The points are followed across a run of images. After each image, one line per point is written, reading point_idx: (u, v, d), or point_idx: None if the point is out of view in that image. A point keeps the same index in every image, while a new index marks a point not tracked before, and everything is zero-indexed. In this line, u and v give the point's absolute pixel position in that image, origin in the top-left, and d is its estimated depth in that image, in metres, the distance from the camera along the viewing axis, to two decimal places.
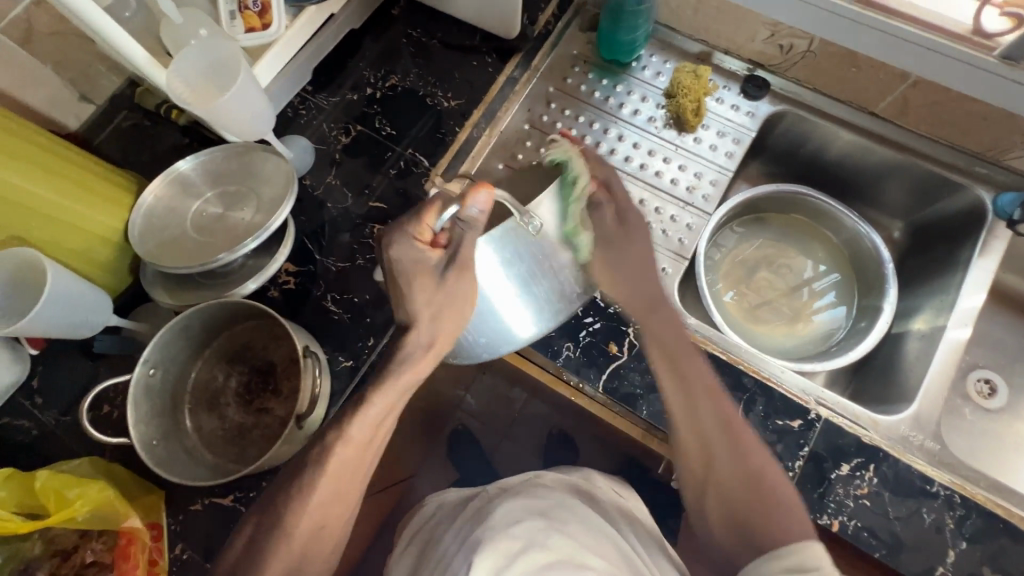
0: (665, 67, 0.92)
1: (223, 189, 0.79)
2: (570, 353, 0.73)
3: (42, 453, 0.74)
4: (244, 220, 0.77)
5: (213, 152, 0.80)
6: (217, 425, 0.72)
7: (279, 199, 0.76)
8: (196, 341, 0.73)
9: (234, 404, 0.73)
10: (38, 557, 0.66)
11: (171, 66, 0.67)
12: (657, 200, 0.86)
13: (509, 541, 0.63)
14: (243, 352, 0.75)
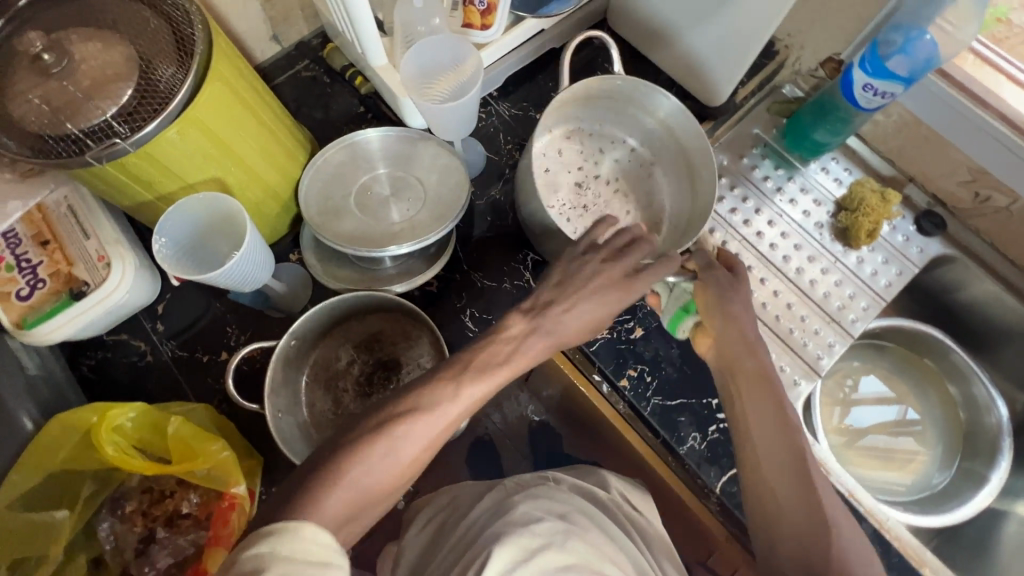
0: (845, 175, 0.89)
1: (394, 174, 0.78)
2: (694, 444, 0.72)
3: (151, 380, 0.73)
4: (407, 214, 0.75)
5: (392, 134, 0.77)
6: (330, 407, 0.70)
7: (450, 207, 0.74)
8: (333, 319, 0.71)
9: (351, 393, 0.71)
10: (131, 488, 0.64)
11: (405, 59, 0.67)
12: (804, 308, 0.84)
13: (529, 536, 0.59)
14: (371, 341, 0.73)
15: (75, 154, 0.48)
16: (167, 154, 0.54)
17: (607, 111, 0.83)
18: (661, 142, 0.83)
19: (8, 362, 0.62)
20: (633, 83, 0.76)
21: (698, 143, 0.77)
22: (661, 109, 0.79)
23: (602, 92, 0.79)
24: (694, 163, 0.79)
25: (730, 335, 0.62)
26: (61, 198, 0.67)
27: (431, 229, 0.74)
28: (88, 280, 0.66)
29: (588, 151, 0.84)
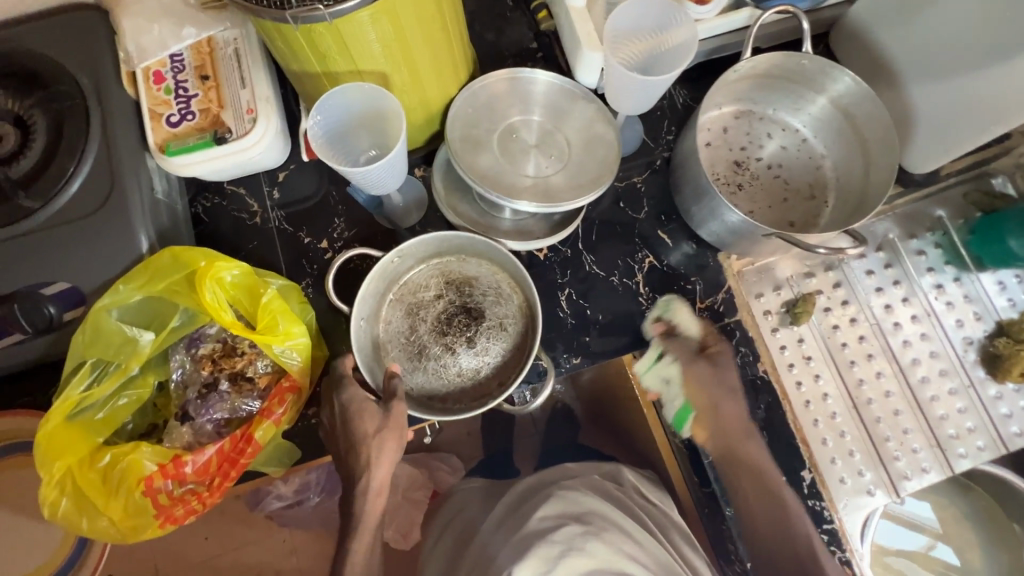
0: (1022, 300, 0.78)
1: (547, 124, 0.73)
2: (743, 511, 0.67)
3: (252, 241, 0.75)
4: (546, 170, 0.71)
5: (561, 81, 0.72)
6: (404, 331, 0.70)
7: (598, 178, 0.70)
8: (435, 247, 0.70)
9: (429, 326, 0.70)
10: (210, 335, 0.67)
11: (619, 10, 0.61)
12: (911, 421, 0.76)
13: (549, 546, 0.63)
14: (464, 283, 0.71)
15: (276, 7, 0.47)
16: (354, 36, 0.51)
17: (787, 97, 0.74)
18: (841, 140, 0.73)
19: (144, 180, 0.64)
20: (821, 65, 0.67)
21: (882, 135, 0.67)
22: (835, 89, 0.69)
23: (788, 70, 0.69)
24: (873, 173, 0.69)
25: (729, 444, 0.67)
26: (232, 40, 0.67)
27: (565, 195, 0.70)
28: (232, 129, 0.66)
29: (753, 136, 0.75)
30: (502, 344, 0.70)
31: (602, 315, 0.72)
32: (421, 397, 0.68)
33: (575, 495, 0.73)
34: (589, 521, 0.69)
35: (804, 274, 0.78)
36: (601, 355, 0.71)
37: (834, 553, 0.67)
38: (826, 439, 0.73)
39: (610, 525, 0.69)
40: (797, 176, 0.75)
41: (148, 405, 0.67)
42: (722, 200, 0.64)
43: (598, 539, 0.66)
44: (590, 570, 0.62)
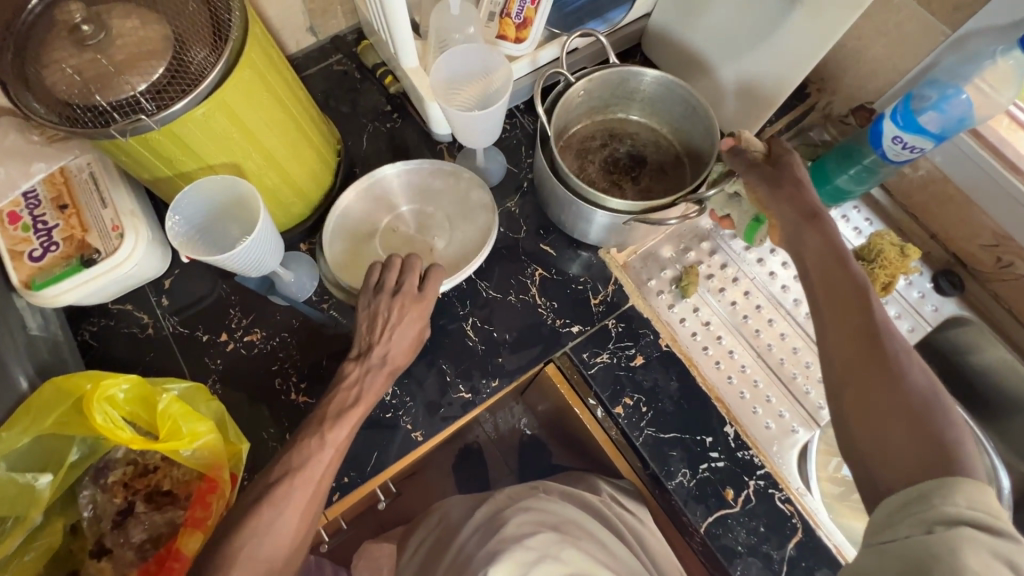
0: (866, 226, 0.88)
1: (420, 209, 0.79)
2: (684, 480, 0.70)
3: (148, 353, 0.73)
4: (434, 248, 0.77)
5: (422, 165, 0.78)
6: (608, 172, 0.81)
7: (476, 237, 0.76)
8: (604, 100, 0.79)
9: (597, 163, 0.80)
10: (116, 460, 0.64)
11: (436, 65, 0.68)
12: (809, 353, 0.82)
13: (524, 552, 0.68)
14: (622, 129, 0.82)
15: (101, 125, 0.49)
16: (191, 135, 0.54)
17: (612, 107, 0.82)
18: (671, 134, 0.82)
19: (13, 320, 0.63)
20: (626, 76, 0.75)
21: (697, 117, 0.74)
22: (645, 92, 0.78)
23: (596, 108, 0.80)
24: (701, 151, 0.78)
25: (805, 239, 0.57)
26: (84, 165, 0.68)
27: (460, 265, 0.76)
28: (100, 249, 0.66)
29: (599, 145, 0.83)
30: (658, 152, 0.81)
31: (509, 333, 0.75)
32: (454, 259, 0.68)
33: (545, 507, 0.76)
34: (566, 529, 0.72)
35: (682, 251, 0.86)
36: (517, 370, 0.74)
37: (774, 495, 0.71)
38: (743, 392, 0.79)
39: (584, 533, 0.72)
40: (652, 186, 0.80)
41: (63, 552, 0.63)
42: (584, 207, 0.70)
43: (573, 546, 0.69)
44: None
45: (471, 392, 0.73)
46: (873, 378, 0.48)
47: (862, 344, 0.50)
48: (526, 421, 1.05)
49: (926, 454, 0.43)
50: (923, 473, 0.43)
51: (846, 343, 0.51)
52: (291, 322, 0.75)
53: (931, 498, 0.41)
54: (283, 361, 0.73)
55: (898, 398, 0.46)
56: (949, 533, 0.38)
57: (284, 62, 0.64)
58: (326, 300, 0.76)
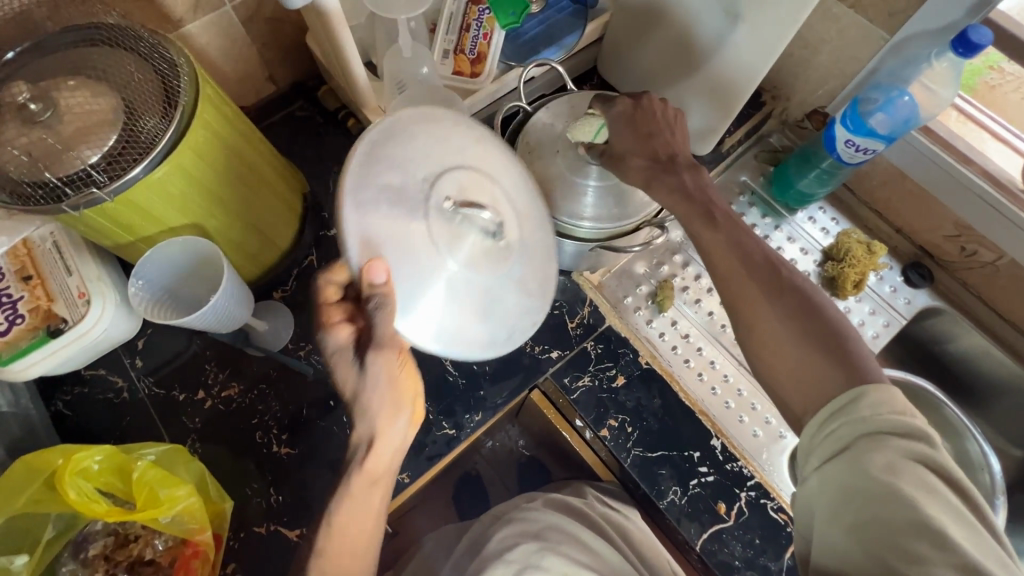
0: (833, 225, 0.90)
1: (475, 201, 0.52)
2: (675, 499, 0.70)
3: (123, 417, 0.72)
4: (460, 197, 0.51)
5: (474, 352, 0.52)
6: None
7: (409, 189, 0.48)
8: None
9: None
10: (96, 531, 0.63)
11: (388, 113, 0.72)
12: None
13: (505, 567, 0.63)
14: None
15: (53, 200, 0.49)
16: (148, 201, 0.54)
17: None
18: None
19: None
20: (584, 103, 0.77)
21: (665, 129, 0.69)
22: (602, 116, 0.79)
23: None
24: None
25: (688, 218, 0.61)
26: (48, 235, 0.67)
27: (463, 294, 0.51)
28: (67, 318, 0.65)
29: None
30: None
31: (490, 364, 0.75)
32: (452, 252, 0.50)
33: (530, 517, 0.71)
34: (548, 536, 0.68)
35: (655, 266, 0.86)
36: (499, 403, 0.73)
37: (767, 505, 0.70)
38: (727, 402, 0.79)
39: (568, 538, 0.68)
40: None
41: None
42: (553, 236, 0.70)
43: (555, 553, 0.65)
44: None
45: (455, 428, 0.72)
46: (761, 305, 0.54)
47: (756, 292, 0.55)
48: (520, 444, 1.04)
49: (844, 368, 0.49)
50: (824, 373, 0.49)
51: (748, 303, 0.55)
52: (268, 372, 0.74)
53: (854, 406, 0.46)
54: (263, 413, 0.72)
55: (802, 336, 0.51)
56: (874, 443, 0.44)
57: (243, 118, 0.65)
58: (302, 346, 0.76)
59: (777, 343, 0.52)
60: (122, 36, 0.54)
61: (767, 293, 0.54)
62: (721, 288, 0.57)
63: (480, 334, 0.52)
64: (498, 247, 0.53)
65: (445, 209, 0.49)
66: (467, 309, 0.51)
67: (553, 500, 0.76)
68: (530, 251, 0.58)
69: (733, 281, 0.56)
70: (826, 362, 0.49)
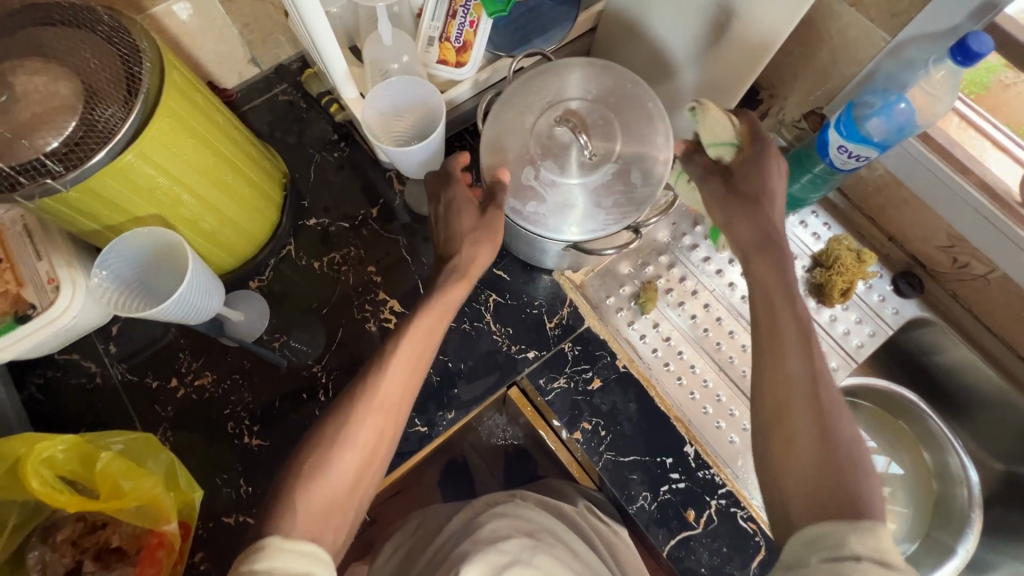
0: (824, 231, 0.88)
1: (579, 153, 0.63)
2: (644, 504, 0.70)
3: (95, 403, 0.72)
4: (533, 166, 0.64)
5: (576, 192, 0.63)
6: None
7: (538, 86, 0.65)
8: None
9: None
10: (63, 517, 0.63)
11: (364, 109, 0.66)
12: None
13: (497, 554, 0.61)
14: None
15: (6, 189, 0.47)
16: (109, 190, 0.53)
17: None
18: None
19: None
20: None
21: (654, 123, 0.63)
22: None
23: None
24: None
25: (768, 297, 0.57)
26: (17, 218, 0.66)
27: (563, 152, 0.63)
28: (35, 303, 0.65)
29: None
30: None
31: (466, 362, 0.74)
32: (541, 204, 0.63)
33: (523, 514, 0.70)
34: (540, 537, 0.66)
35: (640, 266, 0.85)
36: (474, 401, 0.73)
37: (736, 513, 0.70)
38: (704, 407, 0.78)
39: (557, 541, 0.67)
40: None
41: None
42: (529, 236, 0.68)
43: (546, 552, 0.63)
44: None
45: (427, 425, 0.72)
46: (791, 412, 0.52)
47: (797, 401, 0.52)
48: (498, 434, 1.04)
49: (848, 500, 0.46)
50: (831, 500, 0.47)
51: (781, 412, 0.53)
52: (241, 362, 0.74)
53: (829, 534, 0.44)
54: (235, 404, 0.72)
55: (823, 461, 0.49)
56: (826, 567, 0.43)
57: (215, 105, 0.63)
58: (277, 337, 0.75)
59: (795, 458, 0.50)
60: (83, 19, 0.52)
61: (798, 414, 0.52)
62: (755, 390, 0.55)
63: (586, 232, 0.62)
64: (600, 186, 0.63)
65: (555, 110, 0.64)
66: (581, 208, 0.63)
67: (543, 500, 0.76)
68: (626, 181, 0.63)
69: (770, 386, 0.54)
70: (836, 494, 0.47)
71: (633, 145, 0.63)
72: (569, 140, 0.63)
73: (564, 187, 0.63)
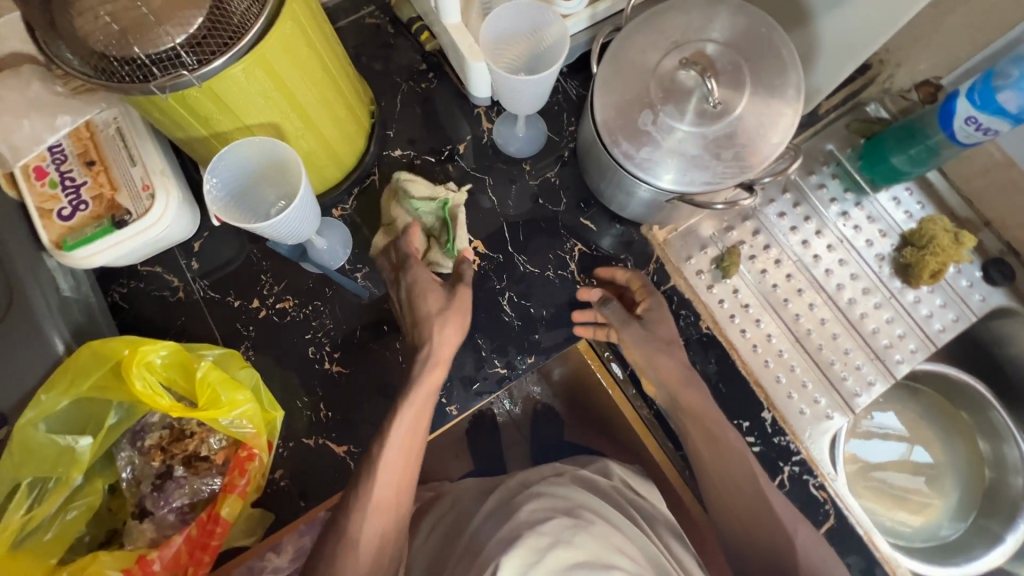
0: (917, 209, 0.85)
1: (702, 100, 0.60)
2: None
3: (178, 316, 0.72)
4: (652, 109, 0.61)
5: (686, 142, 0.60)
6: None
7: (665, 25, 0.62)
8: None
9: None
10: (153, 424, 0.64)
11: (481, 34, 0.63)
12: (849, 341, 0.81)
13: (538, 538, 0.57)
14: None
15: (139, 80, 0.46)
16: (231, 93, 0.51)
17: None
18: None
19: (45, 280, 0.62)
20: None
21: (784, 73, 0.60)
22: None
23: None
24: None
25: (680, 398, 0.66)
26: (111, 119, 0.65)
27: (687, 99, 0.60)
28: (131, 210, 0.64)
29: None
30: None
31: (547, 308, 0.73)
32: (647, 146, 0.61)
33: (559, 494, 0.67)
34: (579, 516, 0.62)
35: (724, 230, 0.82)
36: (554, 348, 0.72)
37: (809, 481, 0.71)
38: (778, 376, 0.78)
39: (598, 518, 0.62)
40: None
41: (103, 510, 0.64)
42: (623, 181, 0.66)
43: (587, 532, 0.58)
44: (578, 562, 0.54)
45: (506, 367, 0.72)
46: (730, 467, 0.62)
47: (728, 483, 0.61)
48: (538, 392, 1.02)
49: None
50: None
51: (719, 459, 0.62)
52: (323, 289, 0.73)
53: None
54: (316, 330, 0.72)
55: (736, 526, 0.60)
56: None
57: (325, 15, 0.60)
58: (358, 267, 0.74)
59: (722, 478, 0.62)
60: None
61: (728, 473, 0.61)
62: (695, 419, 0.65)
63: (693, 182, 0.60)
64: (717, 137, 0.60)
65: (683, 55, 0.60)
66: (692, 158, 0.61)
67: (580, 480, 0.73)
68: (746, 136, 0.60)
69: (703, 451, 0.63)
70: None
71: (761, 94, 0.60)
72: (694, 84, 0.60)
73: (680, 135, 0.60)
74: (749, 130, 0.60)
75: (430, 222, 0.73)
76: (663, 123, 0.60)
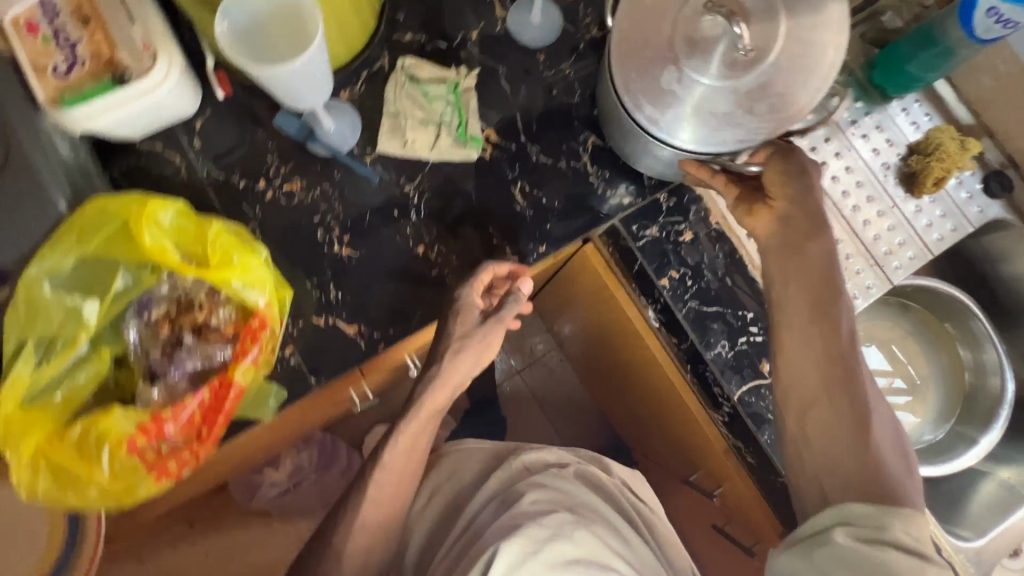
0: (924, 119, 0.85)
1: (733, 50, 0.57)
2: (721, 351, 0.72)
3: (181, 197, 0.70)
4: None
5: (718, 98, 0.59)
6: None
7: None
8: None
9: None
10: (157, 295, 0.62)
11: None
12: (851, 246, 0.82)
13: (539, 529, 0.65)
14: None
15: None
16: None
17: None
18: None
19: (45, 142, 0.59)
20: None
21: None
22: None
23: None
24: None
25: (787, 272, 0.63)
26: None
27: None
28: (131, 69, 0.60)
29: None
30: None
31: (558, 199, 0.73)
32: (675, 108, 0.60)
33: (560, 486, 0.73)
34: (581, 512, 0.70)
35: None
36: (564, 238, 0.73)
37: None
38: None
39: (597, 516, 0.71)
40: None
41: (110, 384, 0.62)
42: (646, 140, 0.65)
43: (586, 529, 0.67)
44: (576, 559, 0.64)
45: (518, 255, 0.72)
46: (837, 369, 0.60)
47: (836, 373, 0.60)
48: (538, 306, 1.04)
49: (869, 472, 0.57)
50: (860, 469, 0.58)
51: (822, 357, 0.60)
52: (331, 172, 0.71)
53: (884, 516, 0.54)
54: (325, 212, 0.71)
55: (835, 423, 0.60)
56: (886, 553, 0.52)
57: None
58: (368, 152, 0.72)
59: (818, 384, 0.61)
60: None
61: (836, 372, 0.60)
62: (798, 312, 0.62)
63: (727, 142, 0.60)
64: (750, 90, 0.58)
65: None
66: (725, 112, 0.59)
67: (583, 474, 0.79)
68: (779, 83, 0.58)
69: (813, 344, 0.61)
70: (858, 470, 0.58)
71: None
72: (722, 29, 0.57)
73: (710, 88, 0.58)
74: (787, 65, 0.58)
75: (441, 108, 0.73)
76: (693, 82, 0.58)
